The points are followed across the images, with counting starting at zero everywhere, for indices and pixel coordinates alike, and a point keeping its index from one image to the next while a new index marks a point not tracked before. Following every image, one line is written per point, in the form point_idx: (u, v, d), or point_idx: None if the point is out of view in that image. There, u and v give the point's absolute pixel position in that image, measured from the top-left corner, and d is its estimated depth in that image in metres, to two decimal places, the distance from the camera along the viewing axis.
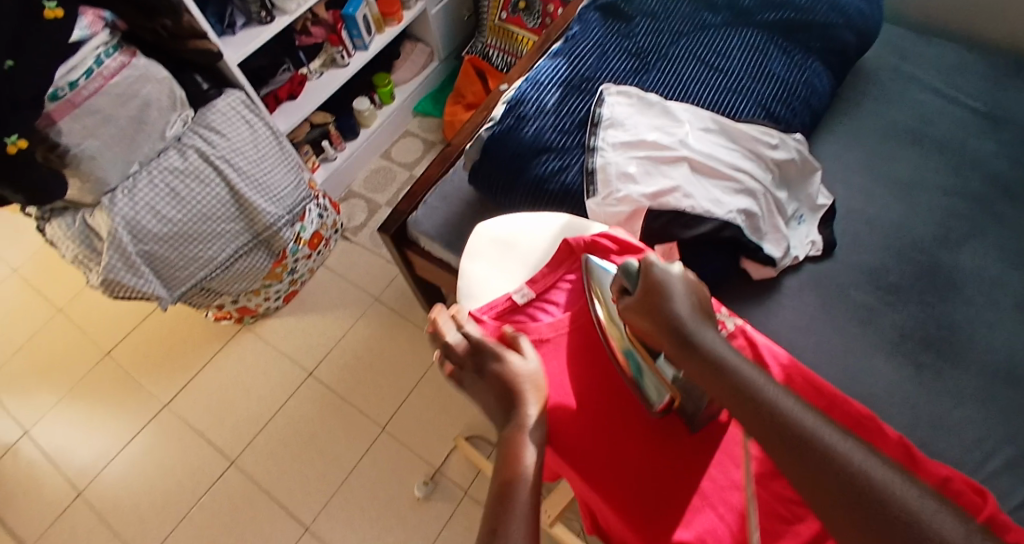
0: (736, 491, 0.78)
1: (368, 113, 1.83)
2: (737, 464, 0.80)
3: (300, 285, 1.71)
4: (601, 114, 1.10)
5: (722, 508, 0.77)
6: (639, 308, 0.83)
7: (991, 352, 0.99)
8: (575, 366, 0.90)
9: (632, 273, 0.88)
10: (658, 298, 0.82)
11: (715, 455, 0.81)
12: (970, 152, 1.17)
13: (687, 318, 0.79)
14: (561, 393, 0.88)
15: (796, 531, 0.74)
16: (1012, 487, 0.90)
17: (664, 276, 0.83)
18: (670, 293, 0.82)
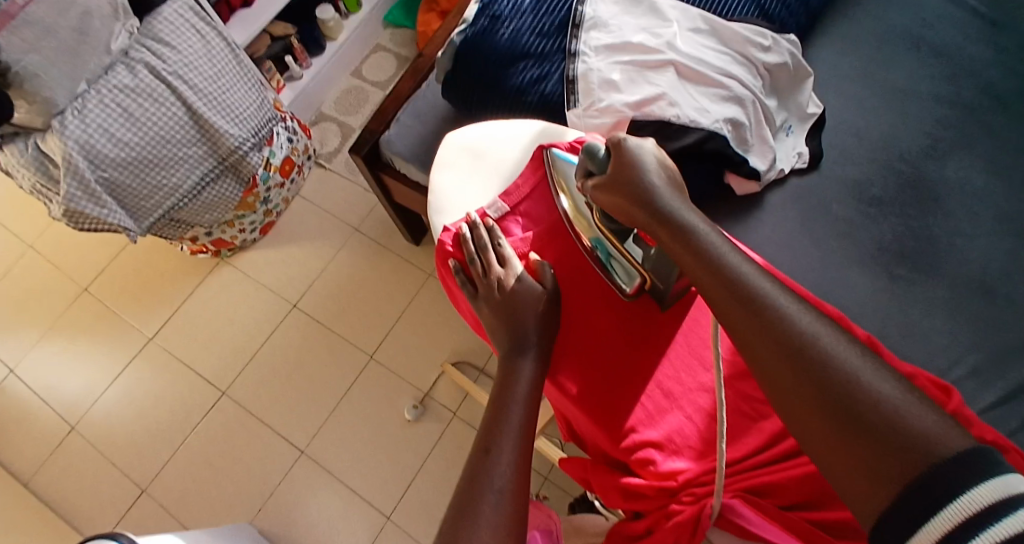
0: (703, 392, 0.77)
1: (333, 22, 1.71)
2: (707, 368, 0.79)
3: (276, 216, 1.66)
4: (584, 14, 1.03)
5: (690, 409, 0.76)
6: (611, 182, 0.75)
7: (970, 262, 0.98)
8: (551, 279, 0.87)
9: (599, 154, 0.78)
10: (629, 170, 0.73)
11: (686, 359, 0.80)
12: (963, 58, 1.13)
13: (661, 191, 0.71)
14: None
15: (760, 429, 0.72)
16: (984, 390, 0.90)
17: (636, 146, 0.74)
18: (643, 165, 0.73)
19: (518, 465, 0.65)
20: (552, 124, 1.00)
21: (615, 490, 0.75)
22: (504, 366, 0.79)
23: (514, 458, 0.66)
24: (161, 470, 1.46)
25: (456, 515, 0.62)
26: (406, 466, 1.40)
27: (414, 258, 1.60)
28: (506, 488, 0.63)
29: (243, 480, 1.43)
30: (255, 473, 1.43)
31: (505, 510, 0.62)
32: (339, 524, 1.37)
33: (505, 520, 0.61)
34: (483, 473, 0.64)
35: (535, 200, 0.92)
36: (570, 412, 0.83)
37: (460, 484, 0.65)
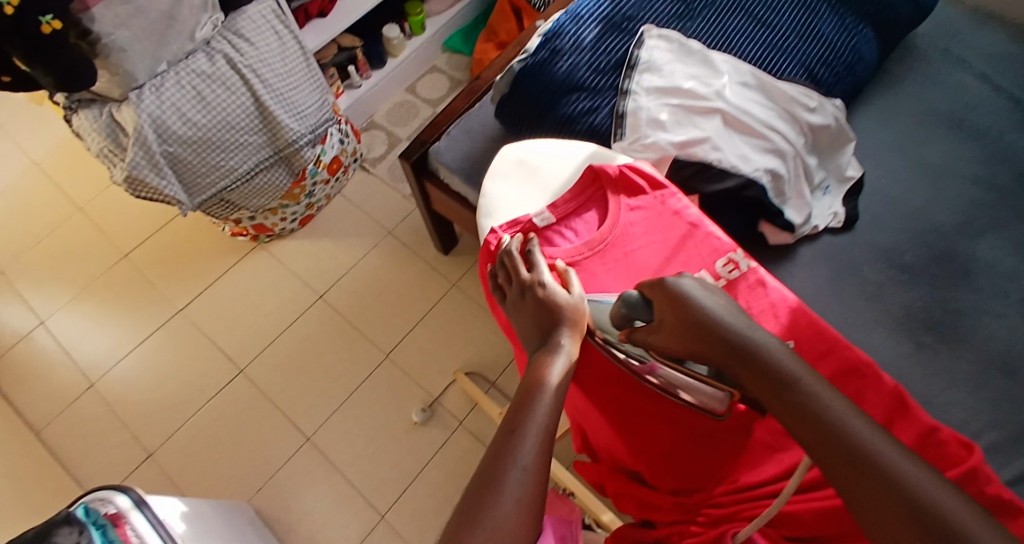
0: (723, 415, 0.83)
1: (397, 41, 1.80)
2: None
3: (316, 210, 1.73)
4: (640, 57, 1.07)
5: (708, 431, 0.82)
6: (672, 329, 0.75)
7: (994, 340, 0.99)
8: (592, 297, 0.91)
9: (635, 301, 0.80)
10: (683, 315, 0.74)
11: None
12: (1006, 144, 1.15)
13: (731, 321, 0.72)
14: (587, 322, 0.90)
15: (778, 459, 0.78)
16: (999, 467, 0.91)
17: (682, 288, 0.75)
18: (693, 298, 0.74)
19: (543, 448, 0.68)
20: (601, 149, 1.04)
21: (629, 498, 0.84)
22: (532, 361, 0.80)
23: (539, 441, 0.68)
24: (166, 438, 1.51)
25: (481, 485, 0.65)
26: (406, 470, 1.43)
27: (442, 269, 1.65)
28: (530, 466, 0.66)
29: (244, 460, 1.47)
30: (256, 455, 1.48)
31: (527, 489, 0.64)
32: (331, 516, 1.40)
33: (525, 495, 0.64)
34: (508, 451, 0.67)
35: (578, 218, 0.99)
36: (590, 419, 0.89)
37: (482, 463, 0.67)
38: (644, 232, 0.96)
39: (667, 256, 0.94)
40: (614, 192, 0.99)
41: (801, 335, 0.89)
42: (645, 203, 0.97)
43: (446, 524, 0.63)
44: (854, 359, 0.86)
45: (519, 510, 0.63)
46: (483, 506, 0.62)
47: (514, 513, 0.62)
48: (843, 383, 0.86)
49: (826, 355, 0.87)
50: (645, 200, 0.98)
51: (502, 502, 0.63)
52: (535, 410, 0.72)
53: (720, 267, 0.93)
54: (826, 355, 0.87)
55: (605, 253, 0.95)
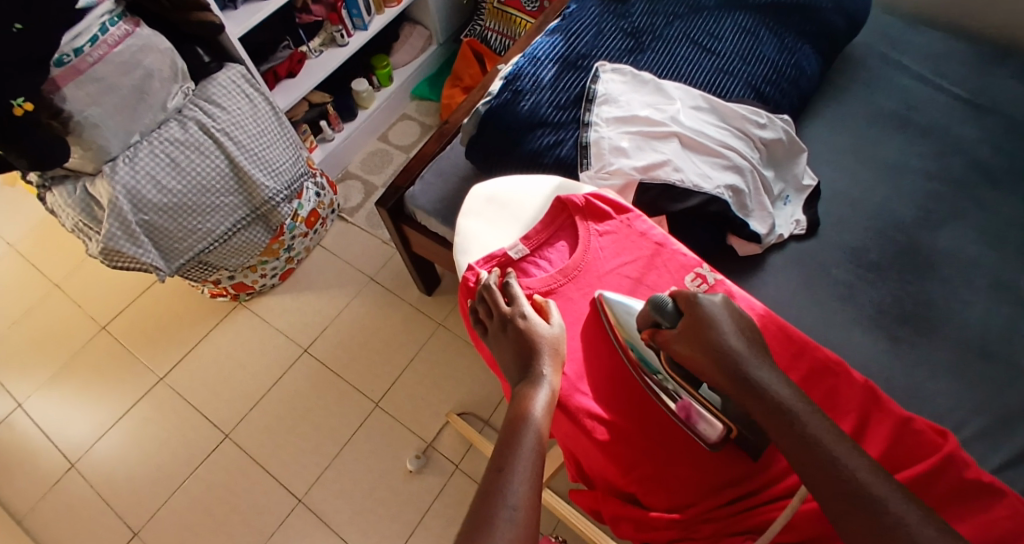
0: None
1: (367, 94, 1.85)
2: None
3: (296, 263, 1.75)
4: (596, 91, 1.13)
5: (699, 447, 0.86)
6: (687, 338, 0.82)
7: (964, 325, 1.03)
8: (575, 326, 0.95)
9: (667, 307, 0.85)
10: (706, 328, 0.80)
11: None
12: (951, 138, 1.21)
13: (744, 354, 0.78)
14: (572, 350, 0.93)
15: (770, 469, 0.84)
16: (986, 449, 0.95)
17: (711, 311, 0.81)
18: (716, 319, 0.81)
19: (532, 483, 0.70)
20: (567, 180, 1.09)
21: (628, 520, 0.85)
22: (518, 392, 0.82)
23: (528, 475, 0.70)
24: (159, 510, 1.49)
25: (472, 528, 0.66)
26: (408, 517, 1.43)
27: (426, 310, 1.67)
28: (520, 504, 0.68)
29: (242, 524, 1.46)
30: (254, 517, 1.46)
31: (520, 524, 0.66)
32: None
33: (518, 533, 0.65)
34: (498, 490, 0.69)
35: (551, 247, 1.02)
36: (580, 444, 0.89)
37: (474, 500, 0.69)
38: (615, 255, 1.00)
39: (639, 275, 0.99)
40: (582, 219, 1.02)
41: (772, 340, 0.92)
42: (614, 228, 1.01)
43: None
44: (826, 359, 0.90)
45: None
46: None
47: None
48: (817, 380, 0.90)
49: (799, 357, 0.91)
50: (613, 226, 1.01)
51: (496, 541, 0.64)
52: (523, 445, 0.74)
53: (689, 282, 0.98)
54: (798, 357, 0.91)
55: (580, 278, 0.98)
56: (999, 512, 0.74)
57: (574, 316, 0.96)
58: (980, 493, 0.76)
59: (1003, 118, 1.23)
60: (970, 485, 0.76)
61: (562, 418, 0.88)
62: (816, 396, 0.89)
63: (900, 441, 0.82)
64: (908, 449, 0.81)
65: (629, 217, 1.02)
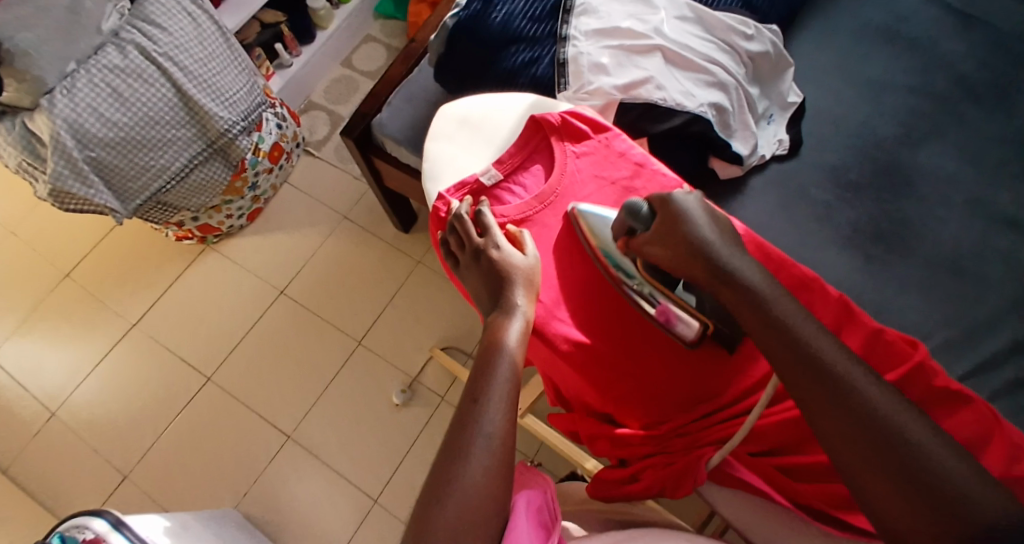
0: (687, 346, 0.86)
1: (324, 11, 1.73)
2: None
3: (263, 202, 1.67)
4: (575, 1, 1.04)
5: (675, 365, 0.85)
6: (661, 237, 0.79)
7: (942, 244, 1.01)
8: (553, 251, 0.91)
9: (641, 211, 0.81)
10: (681, 224, 0.77)
11: None
12: (938, 52, 1.16)
13: (719, 247, 0.75)
14: (548, 276, 0.90)
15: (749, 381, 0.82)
16: (955, 365, 0.94)
17: (685, 206, 0.78)
18: (690, 215, 0.78)
19: (508, 411, 0.67)
20: (543, 98, 1.02)
21: (603, 437, 0.83)
22: (491, 319, 0.80)
23: (503, 405, 0.68)
24: (145, 455, 1.47)
25: (446, 461, 0.64)
26: (395, 450, 1.43)
27: (403, 246, 1.62)
28: (496, 432, 0.65)
29: (228, 465, 1.45)
30: (238, 458, 1.45)
31: (495, 454, 0.64)
32: (324, 506, 1.39)
33: (493, 463, 0.63)
34: (472, 420, 0.66)
35: (525, 171, 0.98)
36: (557, 370, 0.87)
37: (448, 433, 0.67)
38: (593, 176, 0.96)
39: (618, 199, 0.95)
40: (558, 139, 0.97)
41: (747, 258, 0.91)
42: (590, 148, 0.96)
43: (417, 501, 0.62)
44: (801, 277, 0.88)
45: (488, 476, 0.63)
46: (452, 477, 0.62)
47: (482, 481, 0.62)
48: (793, 299, 0.88)
49: (775, 276, 0.89)
50: (589, 147, 0.96)
51: (470, 470, 0.62)
52: (497, 374, 0.71)
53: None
54: (775, 276, 0.89)
55: (556, 204, 0.94)
56: (968, 415, 0.73)
57: (551, 243, 0.92)
58: (949, 399, 0.74)
59: (992, 29, 1.18)
60: (939, 392, 0.75)
61: (539, 345, 0.86)
62: None
63: (873, 353, 0.80)
64: (879, 358, 0.80)
65: (607, 136, 0.96)
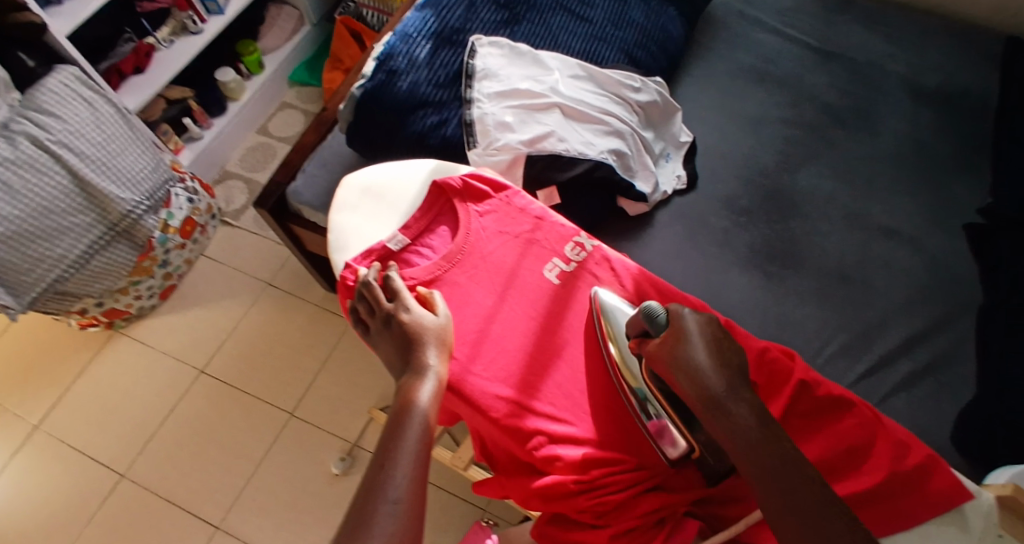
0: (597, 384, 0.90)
1: (234, 83, 1.74)
2: (599, 364, 0.92)
3: (177, 279, 1.63)
4: (475, 66, 1.12)
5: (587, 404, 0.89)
6: (661, 355, 0.78)
7: (825, 256, 1.12)
8: (462, 307, 0.94)
9: (657, 318, 0.80)
10: (681, 345, 0.76)
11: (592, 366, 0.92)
12: (804, 86, 1.31)
13: (718, 381, 0.72)
14: (460, 334, 0.92)
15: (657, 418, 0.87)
16: (849, 366, 1.03)
17: (692, 327, 0.76)
18: (691, 339, 0.76)
19: (413, 483, 0.69)
20: (444, 162, 1.09)
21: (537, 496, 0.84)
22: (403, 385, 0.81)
23: (410, 469, 0.70)
24: None
25: (353, 528, 0.65)
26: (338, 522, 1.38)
27: (332, 307, 1.62)
28: (402, 497, 0.68)
29: None
30: None
31: (402, 517, 0.67)
32: None
33: (399, 528, 0.66)
34: (378, 486, 0.68)
35: (432, 234, 1.01)
36: (482, 427, 0.89)
37: (355, 500, 0.69)
38: (497, 232, 1.00)
39: (521, 251, 1.00)
40: (461, 201, 1.01)
41: (644, 296, 0.97)
42: (491, 205, 1.01)
43: None
44: (691, 307, 0.95)
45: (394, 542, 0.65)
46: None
47: None
48: None
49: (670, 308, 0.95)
50: (490, 204, 1.01)
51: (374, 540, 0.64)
52: (405, 437, 0.73)
53: (569, 251, 1.00)
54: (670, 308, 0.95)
55: (464, 262, 0.97)
56: (850, 420, 0.84)
57: (460, 299, 0.95)
58: (832, 406, 0.86)
59: (849, 62, 1.33)
60: (823, 400, 0.86)
61: (456, 404, 0.89)
62: None
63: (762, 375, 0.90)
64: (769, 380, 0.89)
65: (507, 193, 1.02)
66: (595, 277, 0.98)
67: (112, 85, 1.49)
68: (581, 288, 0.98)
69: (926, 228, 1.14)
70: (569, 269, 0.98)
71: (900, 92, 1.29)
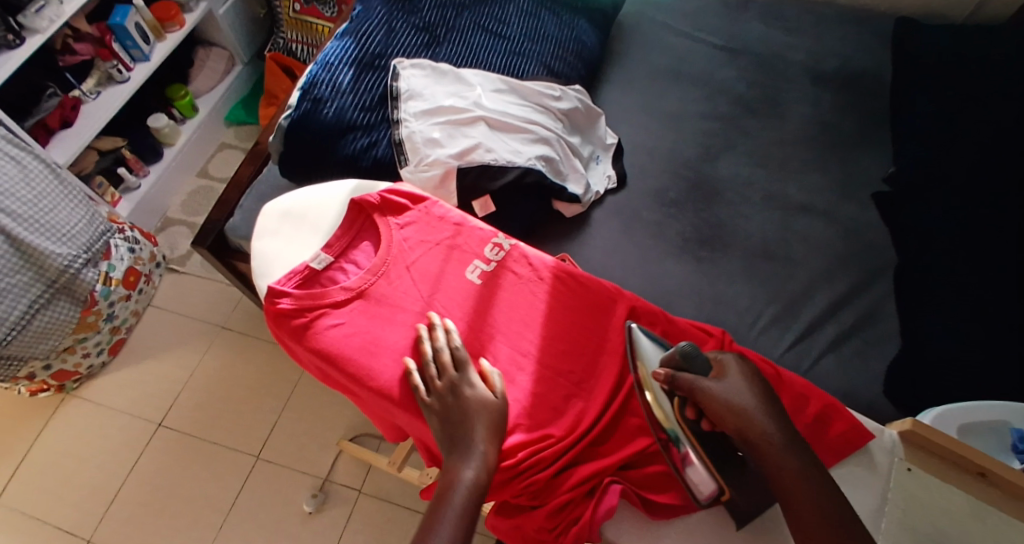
0: (523, 373, 0.93)
1: (167, 128, 1.74)
2: (523, 353, 0.94)
3: (125, 332, 1.59)
4: (400, 88, 1.16)
5: (516, 392, 0.91)
6: (712, 392, 0.80)
7: (749, 236, 1.19)
8: (387, 316, 0.95)
9: (697, 355, 0.83)
10: (730, 385, 0.80)
11: (519, 357, 0.94)
12: (716, 82, 1.40)
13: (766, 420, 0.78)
14: (388, 342, 0.93)
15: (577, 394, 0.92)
16: (779, 333, 1.10)
17: (736, 370, 0.82)
18: (737, 381, 0.80)
19: None
20: (364, 182, 1.09)
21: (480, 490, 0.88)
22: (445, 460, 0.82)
23: None
24: None
25: None
26: None
27: None
28: None
29: None
30: None
31: None
32: None
33: None
34: None
35: (355, 250, 1.03)
36: (418, 429, 0.91)
37: None
38: (419, 242, 1.02)
39: (444, 257, 1.02)
40: (381, 216, 1.04)
41: (563, 285, 0.99)
42: (409, 216, 1.04)
43: None
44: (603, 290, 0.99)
45: None
46: None
47: None
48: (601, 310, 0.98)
49: (587, 291, 0.99)
50: (408, 216, 1.04)
51: None
52: (445, 513, 0.76)
53: (489, 252, 1.02)
54: (587, 291, 0.99)
55: (389, 273, 0.99)
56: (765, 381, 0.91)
57: (383, 308, 0.96)
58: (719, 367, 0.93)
59: (754, 57, 1.43)
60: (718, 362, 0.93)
61: (391, 409, 0.91)
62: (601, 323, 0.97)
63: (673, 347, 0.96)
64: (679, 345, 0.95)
65: (425, 205, 1.05)
66: (514, 273, 1.00)
67: (39, 142, 1.49)
68: (504, 285, 1.00)
69: (840, 201, 1.23)
70: (489, 269, 1.01)
71: (803, 79, 1.39)
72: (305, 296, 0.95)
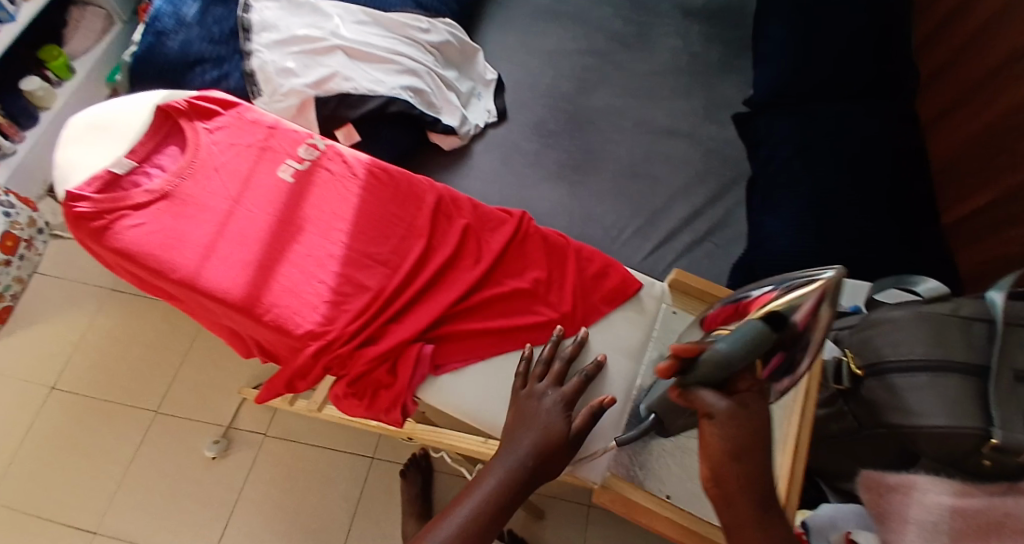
0: (332, 260, 0.94)
1: (41, 91, 1.59)
2: (335, 243, 0.95)
3: (12, 300, 1.53)
4: (251, 19, 1.12)
5: (323, 275, 0.93)
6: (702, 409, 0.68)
7: (620, 159, 1.23)
8: (193, 212, 0.95)
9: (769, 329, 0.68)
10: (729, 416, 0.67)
11: (331, 248, 0.95)
12: (592, 19, 1.42)
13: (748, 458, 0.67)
14: (193, 235, 0.93)
15: (381, 271, 0.95)
16: (642, 244, 1.15)
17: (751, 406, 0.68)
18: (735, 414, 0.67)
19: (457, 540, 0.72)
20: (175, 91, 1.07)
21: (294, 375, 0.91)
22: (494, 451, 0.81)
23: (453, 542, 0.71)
24: None
25: None
26: (223, 501, 1.35)
27: None
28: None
29: None
30: None
31: None
32: None
33: None
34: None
35: (162, 154, 1.02)
36: (229, 318, 0.92)
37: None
38: (229, 145, 1.01)
39: (255, 158, 1.01)
40: (189, 121, 1.03)
41: (375, 180, 1.01)
42: (219, 121, 1.03)
43: None
44: (412, 182, 1.02)
45: None
46: None
47: None
48: (410, 200, 1.01)
49: (397, 185, 1.01)
50: (217, 121, 1.03)
51: None
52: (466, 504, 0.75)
53: (303, 152, 1.02)
54: (397, 185, 1.01)
55: (197, 174, 0.98)
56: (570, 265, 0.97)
57: (190, 206, 0.96)
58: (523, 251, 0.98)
59: None
60: (520, 244, 0.99)
61: (198, 299, 0.92)
62: (410, 213, 1.00)
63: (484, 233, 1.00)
64: (485, 228, 1.00)
65: (237, 111, 1.05)
66: (327, 170, 1.01)
67: None
68: (316, 182, 1.00)
69: (702, 122, 1.28)
70: (302, 168, 1.01)
71: (674, 13, 1.43)
72: (106, 199, 0.95)
